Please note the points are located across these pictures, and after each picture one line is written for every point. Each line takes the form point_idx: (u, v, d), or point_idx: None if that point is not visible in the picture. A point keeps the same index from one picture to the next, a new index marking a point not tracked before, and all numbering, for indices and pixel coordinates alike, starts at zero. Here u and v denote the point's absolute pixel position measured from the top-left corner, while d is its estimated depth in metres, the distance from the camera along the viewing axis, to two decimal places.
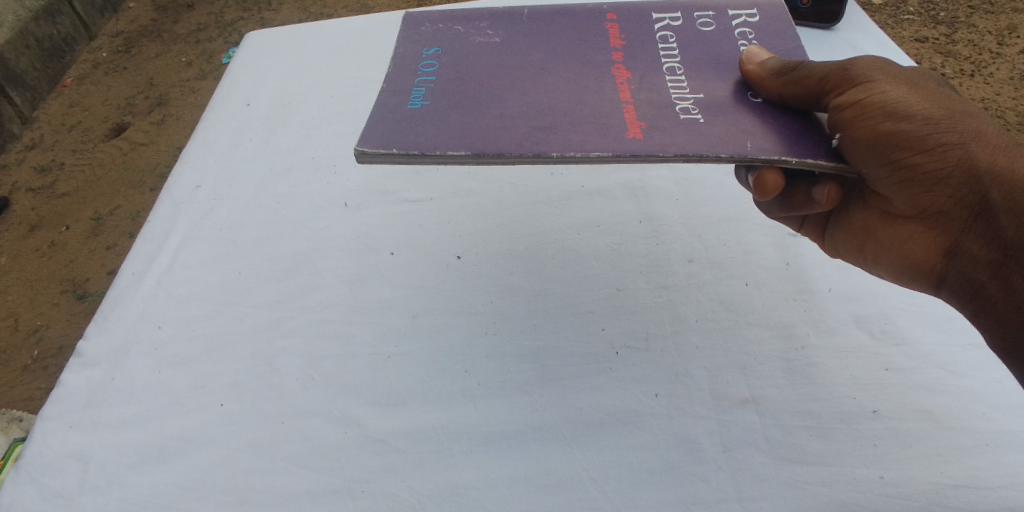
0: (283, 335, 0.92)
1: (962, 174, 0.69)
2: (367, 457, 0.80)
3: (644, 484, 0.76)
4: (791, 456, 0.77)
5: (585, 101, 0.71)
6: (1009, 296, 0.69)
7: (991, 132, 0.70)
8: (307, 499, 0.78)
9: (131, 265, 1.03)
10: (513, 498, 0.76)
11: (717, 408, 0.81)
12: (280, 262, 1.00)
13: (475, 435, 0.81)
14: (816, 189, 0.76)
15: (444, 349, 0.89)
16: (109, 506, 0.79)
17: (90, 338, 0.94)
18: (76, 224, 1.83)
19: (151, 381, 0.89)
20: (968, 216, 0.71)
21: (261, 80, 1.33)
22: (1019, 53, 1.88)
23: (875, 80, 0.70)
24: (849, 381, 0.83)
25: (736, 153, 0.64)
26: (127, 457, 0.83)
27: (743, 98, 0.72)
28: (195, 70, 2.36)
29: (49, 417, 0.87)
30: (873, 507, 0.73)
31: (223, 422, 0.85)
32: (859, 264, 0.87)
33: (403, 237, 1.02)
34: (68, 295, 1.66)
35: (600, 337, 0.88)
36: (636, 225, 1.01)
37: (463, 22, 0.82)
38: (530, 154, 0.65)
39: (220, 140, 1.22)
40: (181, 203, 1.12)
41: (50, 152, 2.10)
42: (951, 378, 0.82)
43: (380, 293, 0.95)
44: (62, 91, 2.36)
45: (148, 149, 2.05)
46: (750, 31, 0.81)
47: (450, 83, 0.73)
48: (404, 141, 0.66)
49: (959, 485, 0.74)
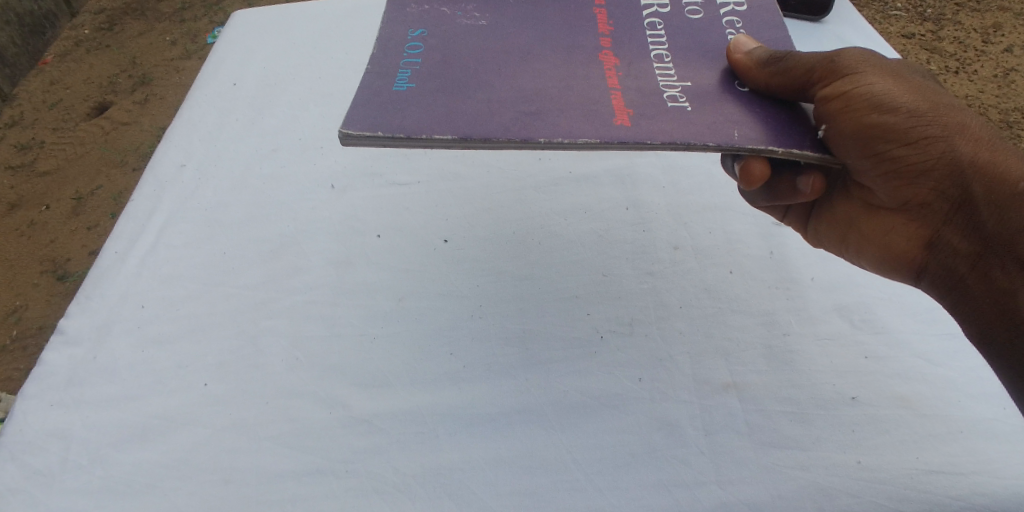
0: (269, 316, 0.92)
1: (944, 167, 0.70)
2: (352, 437, 0.81)
3: (626, 467, 0.77)
4: (771, 441, 0.78)
5: (573, 86, 0.70)
6: (987, 288, 0.71)
7: (974, 125, 0.71)
8: (292, 479, 0.78)
9: (114, 243, 1.02)
10: (498, 479, 0.77)
11: (699, 393, 0.82)
12: (266, 243, 1.00)
13: (460, 417, 0.82)
14: (801, 179, 0.77)
15: (430, 331, 0.89)
16: (91, 484, 0.79)
17: (72, 317, 0.93)
18: (57, 204, 1.80)
19: (134, 360, 0.88)
20: (950, 208, 0.72)
21: (248, 59, 1.31)
22: (1003, 51, 1.91)
23: (861, 72, 0.70)
24: (828, 369, 0.84)
25: (722, 142, 0.64)
26: (110, 436, 0.82)
27: (730, 87, 0.72)
28: (180, 49, 2.33)
29: (30, 395, 0.86)
30: (849, 491, 0.75)
31: (207, 401, 0.84)
32: (842, 253, 0.88)
33: (390, 220, 1.02)
34: (48, 275, 1.64)
35: (585, 321, 0.89)
36: (623, 211, 1.01)
37: (450, 4, 0.81)
38: (518, 139, 0.65)
39: (206, 119, 1.20)
40: (165, 182, 1.10)
41: (30, 130, 2.06)
42: (927, 367, 0.84)
43: (366, 275, 0.95)
44: (43, 69, 2.32)
45: (131, 129, 2.02)
46: (737, 20, 0.82)
47: (437, 66, 0.73)
48: (390, 123, 0.66)
49: (933, 471, 0.76)
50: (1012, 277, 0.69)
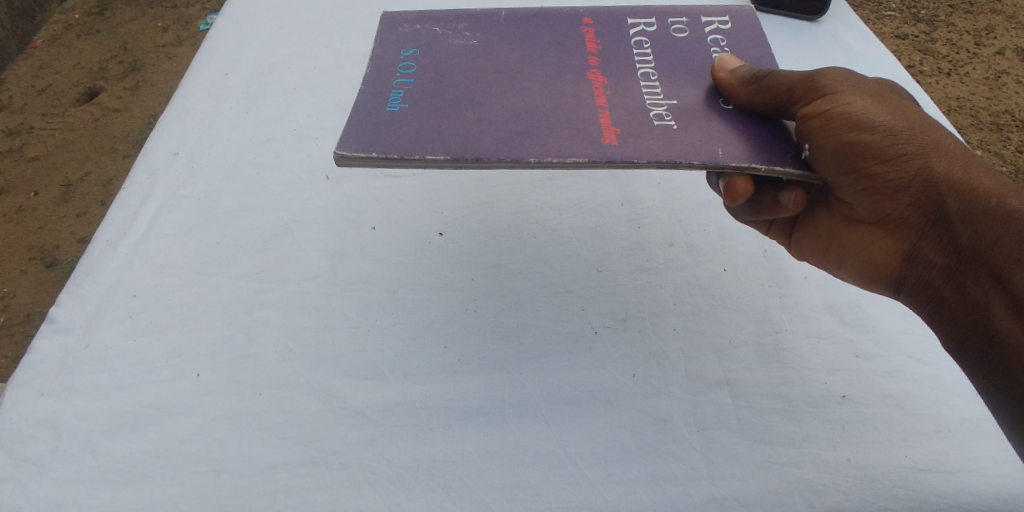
0: (261, 307, 0.91)
1: (920, 183, 0.71)
2: (345, 429, 0.81)
3: (618, 462, 0.78)
4: (762, 436, 0.79)
5: (561, 105, 0.71)
6: (962, 299, 0.71)
7: (950, 142, 0.71)
8: (284, 470, 0.78)
9: (105, 231, 1.01)
10: (491, 472, 0.77)
11: (691, 389, 0.83)
12: (259, 233, 0.99)
13: (453, 410, 0.82)
14: (783, 194, 0.78)
15: (424, 323, 0.89)
16: (81, 473, 0.78)
17: (62, 305, 0.93)
18: (46, 190, 1.78)
19: (125, 349, 0.88)
20: (926, 223, 0.73)
21: (241, 48, 1.30)
22: (994, 54, 1.92)
23: (840, 91, 0.71)
24: (819, 366, 0.85)
25: (708, 161, 0.65)
26: (101, 425, 0.82)
27: (715, 105, 0.73)
28: (172, 36, 2.30)
29: (20, 383, 0.86)
30: (838, 487, 0.76)
31: (199, 392, 0.84)
32: (823, 267, 0.88)
33: (385, 212, 1.01)
34: (36, 262, 1.62)
35: (579, 316, 0.89)
36: (618, 207, 1.01)
37: (440, 23, 0.81)
38: (509, 158, 0.65)
39: (198, 108, 1.19)
40: (157, 170, 1.09)
41: (18, 115, 2.03)
42: (917, 366, 0.85)
43: (360, 266, 0.95)
44: (32, 53, 2.29)
45: (121, 115, 1.99)
46: (722, 38, 0.82)
47: (430, 85, 0.73)
48: (383, 144, 0.66)
49: (920, 469, 0.77)
50: (986, 290, 0.69)
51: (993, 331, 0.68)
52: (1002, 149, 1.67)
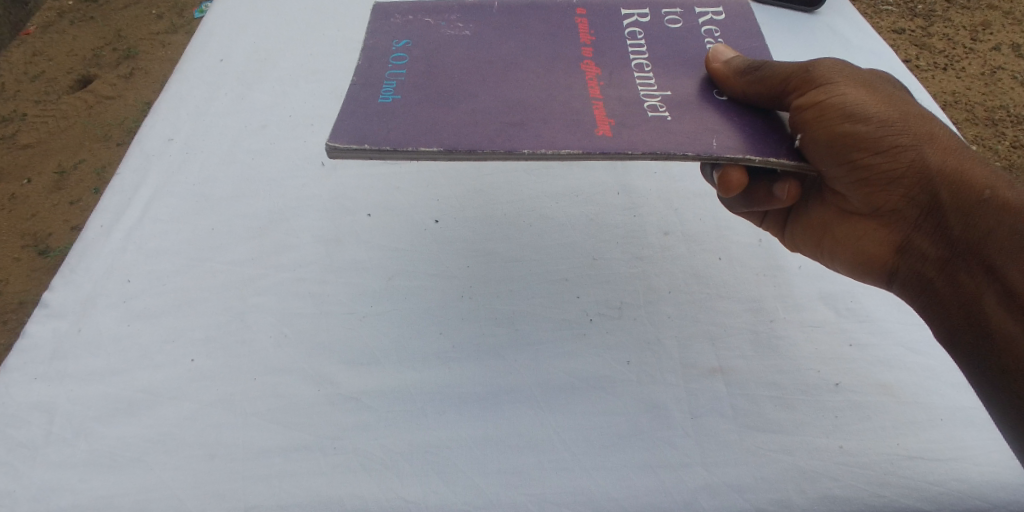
0: (257, 292, 0.91)
1: (915, 175, 0.71)
2: (341, 414, 0.81)
3: (612, 448, 0.78)
4: (756, 424, 0.80)
5: (555, 96, 0.70)
6: (955, 292, 0.71)
7: (943, 134, 0.72)
8: (278, 455, 0.78)
9: (100, 217, 1.00)
10: (485, 458, 0.77)
11: (685, 376, 0.83)
12: (255, 219, 0.99)
13: (448, 396, 0.82)
14: (777, 186, 0.77)
15: (420, 310, 0.89)
16: (76, 457, 0.78)
17: (56, 289, 0.92)
18: (39, 177, 1.77)
19: (120, 334, 0.88)
20: (920, 215, 0.73)
21: (237, 34, 1.29)
22: (990, 50, 1.92)
23: (835, 82, 0.71)
24: (814, 355, 0.85)
25: (702, 152, 0.65)
26: (95, 409, 0.82)
27: (709, 96, 0.73)
28: (166, 24, 2.28)
29: (13, 368, 0.85)
30: (831, 474, 0.76)
31: (194, 377, 0.84)
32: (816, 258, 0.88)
33: (381, 199, 1.01)
34: (28, 250, 1.61)
35: (575, 304, 0.89)
36: (614, 196, 1.01)
37: (433, 14, 0.81)
38: (502, 150, 0.64)
39: (194, 93, 1.19)
40: (152, 155, 1.09)
41: (11, 101, 2.02)
42: (910, 355, 0.85)
43: (356, 253, 0.95)
44: (25, 39, 2.27)
45: (115, 103, 1.98)
46: (715, 29, 0.83)
47: (423, 77, 0.72)
48: (375, 136, 0.65)
49: (912, 457, 0.78)
50: (978, 282, 0.70)
51: (986, 323, 0.69)
52: (996, 144, 1.67)
